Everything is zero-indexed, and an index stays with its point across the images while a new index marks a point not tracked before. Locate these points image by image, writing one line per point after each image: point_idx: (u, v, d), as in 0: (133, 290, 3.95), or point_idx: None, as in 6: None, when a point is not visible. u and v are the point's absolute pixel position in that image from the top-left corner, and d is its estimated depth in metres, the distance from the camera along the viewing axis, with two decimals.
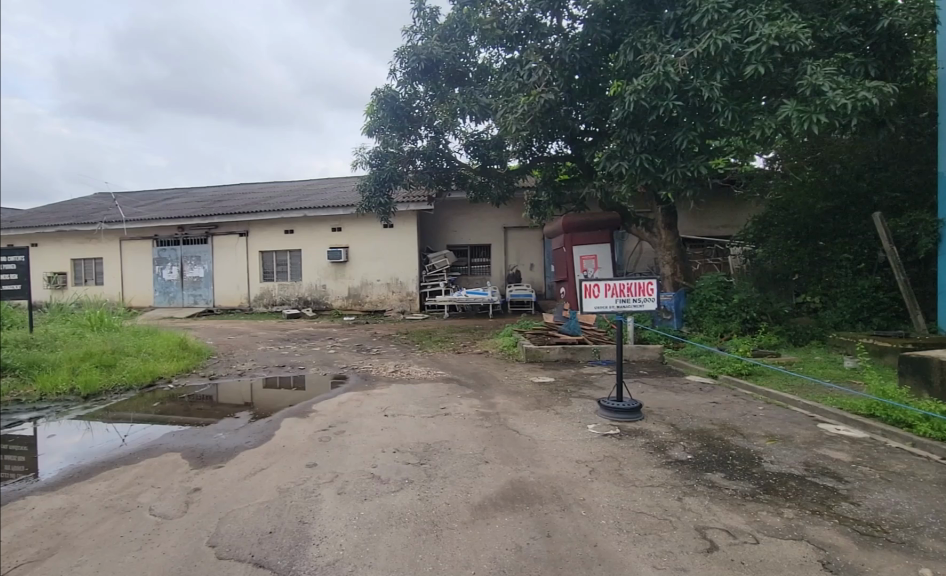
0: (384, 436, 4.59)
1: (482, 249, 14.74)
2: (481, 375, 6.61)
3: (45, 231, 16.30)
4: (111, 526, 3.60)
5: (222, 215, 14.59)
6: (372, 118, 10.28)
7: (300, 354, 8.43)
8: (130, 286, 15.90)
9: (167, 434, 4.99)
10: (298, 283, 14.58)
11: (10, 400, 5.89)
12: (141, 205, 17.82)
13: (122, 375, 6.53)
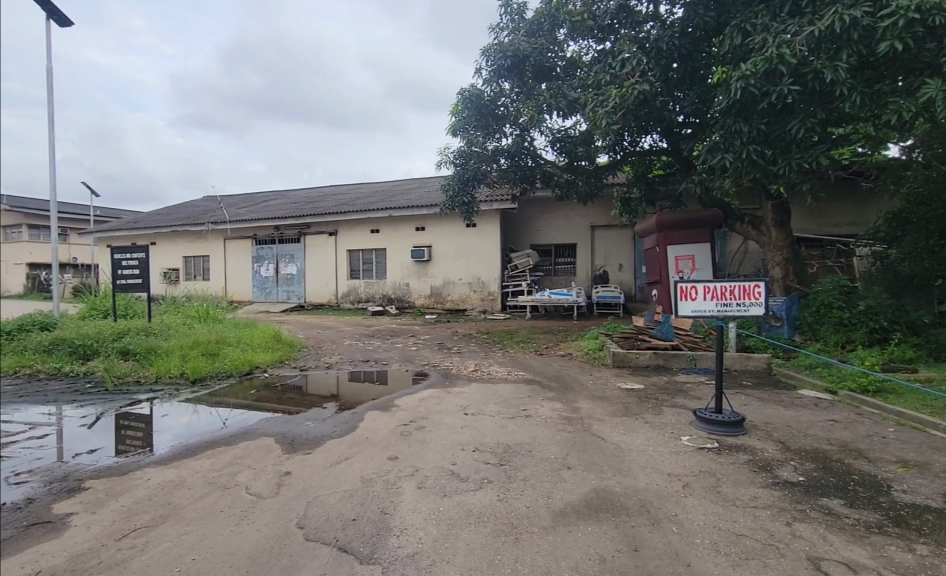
0: (465, 435, 4.63)
1: (566, 248, 14.54)
2: (565, 378, 6.49)
3: (162, 231, 18.16)
4: (213, 500, 3.91)
5: (314, 215, 15.49)
6: (457, 117, 10.42)
7: (384, 350, 8.72)
8: (232, 282, 17.29)
9: (262, 420, 5.35)
10: (383, 281, 15.14)
11: (132, 381, 6.60)
12: (242, 206, 19.36)
13: (224, 363, 7.11)
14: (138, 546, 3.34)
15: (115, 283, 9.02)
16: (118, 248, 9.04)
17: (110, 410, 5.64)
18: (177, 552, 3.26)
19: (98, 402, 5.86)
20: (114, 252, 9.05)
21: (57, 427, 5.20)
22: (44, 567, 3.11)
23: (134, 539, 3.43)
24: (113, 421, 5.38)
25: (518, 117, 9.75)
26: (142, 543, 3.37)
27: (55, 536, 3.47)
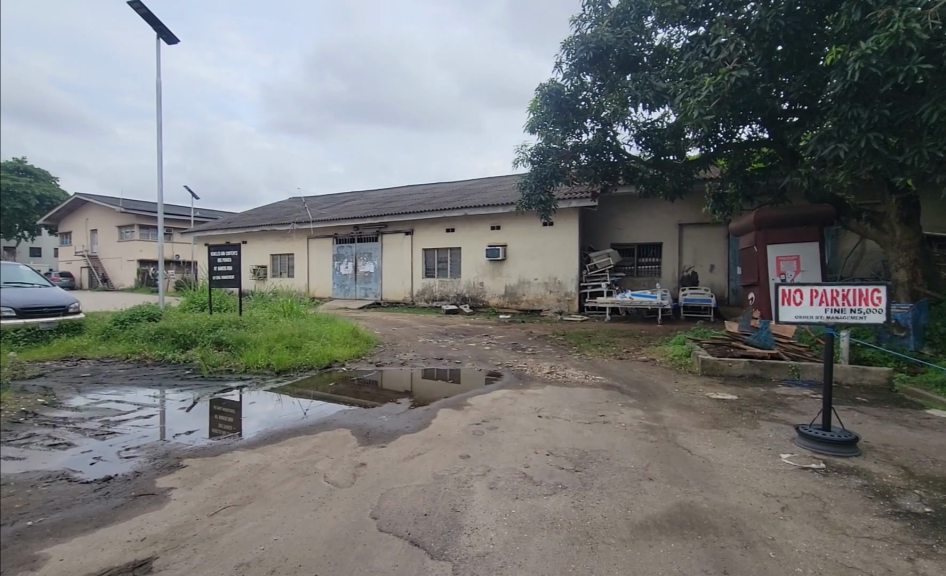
0: (539, 437, 4.56)
1: (651, 248, 14.03)
2: (646, 385, 6.23)
3: (252, 231, 19.49)
4: (294, 485, 4.12)
5: (391, 215, 15.97)
6: (536, 113, 10.24)
7: (458, 349, 8.81)
8: (314, 279, 18.23)
9: (340, 412, 5.57)
10: (457, 280, 15.34)
11: (225, 369, 7.12)
12: (325, 207, 20.35)
13: (306, 356, 7.49)
14: (227, 523, 3.59)
15: (212, 279, 9.78)
16: (214, 246, 9.78)
17: (205, 396, 6.12)
18: (262, 532, 3.47)
19: (195, 387, 6.41)
20: (211, 250, 9.82)
21: (161, 408, 5.75)
22: (148, 536, 3.43)
23: (223, 516, 3.69)
24: (207, 406, 5.83)
25: (600, 112, 9.44)
26: (231, 521, 3.62)
27: (157, 507, 3.81)
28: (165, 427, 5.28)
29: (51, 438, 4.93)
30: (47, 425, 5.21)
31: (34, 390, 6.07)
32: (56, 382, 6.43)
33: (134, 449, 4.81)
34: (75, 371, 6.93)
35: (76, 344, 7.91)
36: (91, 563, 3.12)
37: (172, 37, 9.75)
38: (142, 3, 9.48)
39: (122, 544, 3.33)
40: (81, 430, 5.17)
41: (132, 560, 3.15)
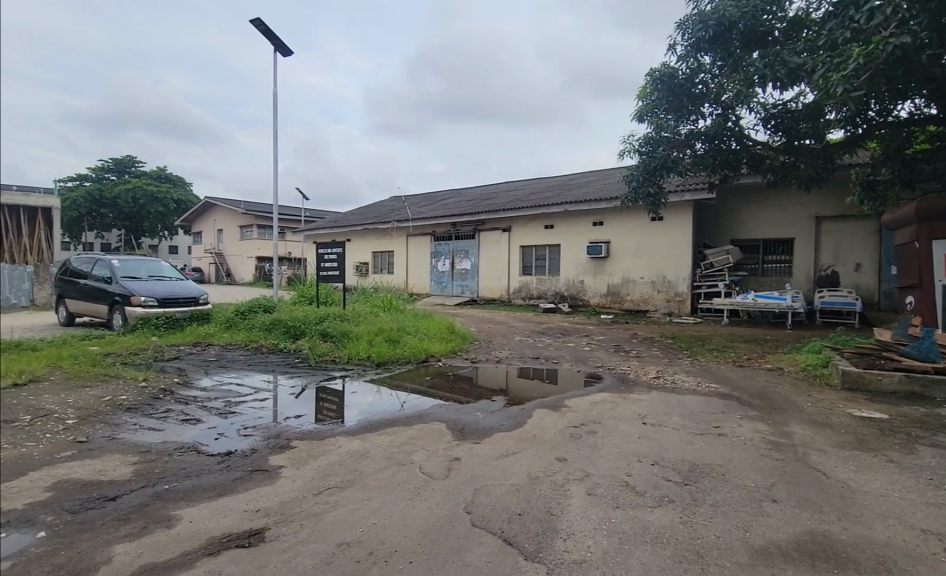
0: (643, 446, 4.33)
1: (779, 244, 12.90)
2: (771, 397, 5.71)
3: (356, 229, 20.66)
4: (391, 473, 4.27)
5: (489, 212, 16.13)
6: (645, 101, 9.81)
7: (555, 349, 8.67)
8: (412, 276, 18.91)
9: (435, 406, 5.69)
10: (555, 278, 15.15)
11: (330, 359, 7.59)
12: (424, 205, 21.04)
13: (405, 350, 7.77)
14: (330, 503, 3.80)
15: (320, 274, 10.47)
16: (322, 244, 10.45)
17: (312, 383, 6.55)
18: (361, 514, 3.63)
19: (303, 374, 6.91)
20: (320, 248, 10.53)
21: (274, 392, 6.25)
22: (261, 508, 3.75)
23: (327, 496, 3.92)
24: (314, 393, 6.23)
25: (719, 95, 8.83)
26: (334, 502, 3.83)
27: (269, 482, 4.14)
28: (278, 410, 5.71)
29: (184, 414, 5.58)
30: (181, 402, 5.92)
31: (171, 371, 6.92)
32: (188, 365, 7.24)
33: (251, 427, 5.26)
34: (204, 356, 7.74)
35: (206, 332, 8.86)
36: (214, 528, 3.47)
37: (287, 49, 10.57)
38: (263, 21, 10.38)
39: (239, 513, 3.67)
40: (208, 408, 5.77)
41: (247, 529, 3.46)
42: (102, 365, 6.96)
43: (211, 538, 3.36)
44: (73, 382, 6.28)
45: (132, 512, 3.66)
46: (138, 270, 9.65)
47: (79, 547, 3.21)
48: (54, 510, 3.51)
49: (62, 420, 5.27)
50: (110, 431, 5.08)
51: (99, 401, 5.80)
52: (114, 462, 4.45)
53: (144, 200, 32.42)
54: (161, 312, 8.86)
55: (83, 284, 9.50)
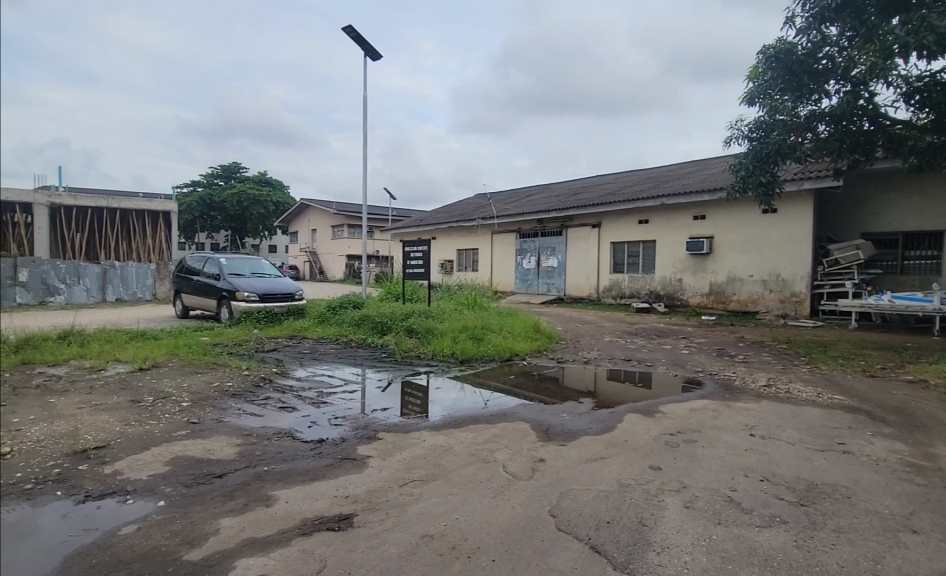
0: (750, 459, 3.99)
1: (922, 237, 11.49)
2: (909, 413, 5.05)
3: (441, 227, 21.18)
4: (475, 470, 4.27)
5: (577, 207, 15.83)
6: (756, 82, 9.08)
7: (650, 351, 8.29)
8: (497, 273, 18.97)
9: (519, 405, 5.63)
10: (650, 276, 14.53)
11: (416, 355, 7.78)
12: (509, 202, 21.09)
13: (488, 348, 7.78)
14: (414, 495, 3.88)
15: (407, 272, 10.77)
16: (409, 242, 10.74)
17: (397, 378, 6.73)
18: (445, 509, 3.66)
19: (389, 369, 7.13)
20: (406, 245, 10.85)
21: (363, 385, 6.49)
22: (350, 494, 3.89)
23: (412, 488, 3.99)
24: (400, 387, 6.40)
25: (848, 69, 7.89)
26: (418, 494, 3.89)
27: (357, 471, 4.29)
28: (365, 402, 5.91)
29: (281, 402, 5.94)
30: (278, 391, 6.31)
31: (270, 362, 7.41)
32: (285, 357, 7.71)
33: (340, 418, 5.49)
34: (298, 348, 8.21)
35: (301, 326, 9.42)
36: (308, 510, 3.66)
37: (376, 52, 10.94)
38: (354, 28, 10.83)
39: (329, 498, 3.83)
40: (302, 398, 6.10)
41: (337, 514, 3.60)
42: (212, 353, 7.64)
43: (305, 519, 3.54)
44: (187, 368, 6.97)
45: (235, 489, 3.95)
46: (242, 267, 10.45)
47: (191, 518, 3.54)
48: (172, 484, 3.98)
49: (178, 402, 5.83)
50: (218, 414, 5.54)
51: (209, 386, 6.35)
52: (221, 442, 4.84)
53: (248, 203, 35.30)
54: (261, 306, 9.55)
55: (196, 280, 10.48)
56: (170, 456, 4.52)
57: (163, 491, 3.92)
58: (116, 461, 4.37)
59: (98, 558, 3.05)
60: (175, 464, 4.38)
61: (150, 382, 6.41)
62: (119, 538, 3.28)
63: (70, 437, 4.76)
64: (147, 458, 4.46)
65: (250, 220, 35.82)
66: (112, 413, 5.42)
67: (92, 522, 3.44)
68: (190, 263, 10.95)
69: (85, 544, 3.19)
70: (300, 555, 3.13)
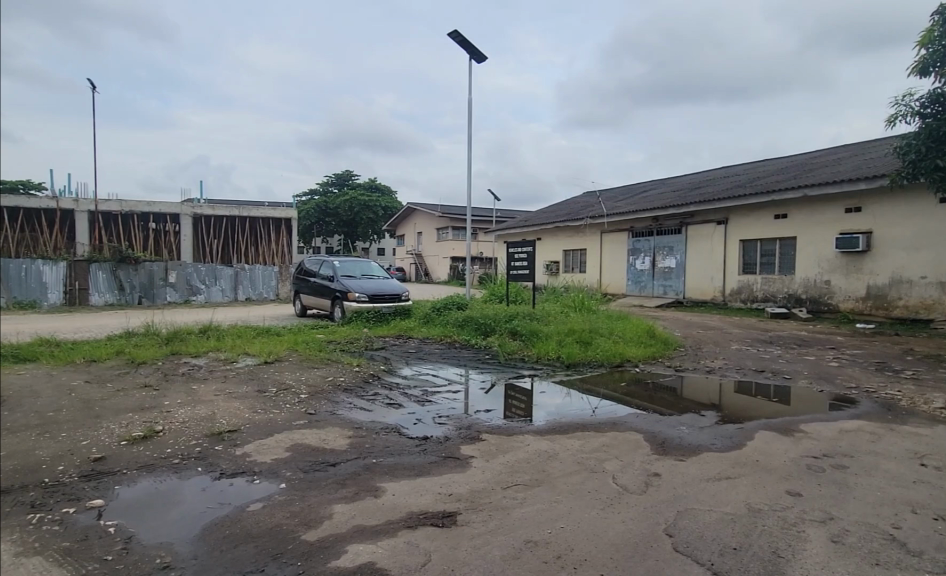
0: (918, 494, 3.43)
1: None
2: None
3: (547, 227, 21.16)
4: (582, 479, 4.10)
5: (700, 203, 14.89)
6: (930, 48, 7.77)
7: (788, 362, 7.50)
8: (607, 274, 18.51)
9: (630, 415, 5.34)
10: (789, 277, 13.20)
11: (519, 357, 7.73)
12: (620, 200, 20.39)
13: (596, 353, 7.52)
14: (518, 499, 3.80)
15: (512, 273, 10.76)
16: (514, 243, 10.71)
17: (500, 380, 6.71)
18: (549, 516, 3.54)
19: (493, 370, 7.15)
20: (511, 246, 10.85)
21: (466, 386, 6.55)
22: (454, 493, 3.91)
23: (516, 491, 3.92)
24: (503, 389, 6.37)
25: None
26: (521, 498, 3.82)
27: (461, 470, 4.31)
28: (468, 403, 5.95)
29: (388, 399, 6.18)
30: (386, 387, 6.58)
31: (378, 359, 7.76)
32: (391, 355, 8.05)
33: (444, 417, 5.58)
34: (405, 348, 8.51)
35: (407, 326, 9.78)
36: (414, 504, 3.72)
37: (481, 55, 11.08)
38: (458, 32, 11.02)
39: (434, 494, 3.88)
40: (408, 395, 6.29)
41: (441, 511, 3.64)
42: (326, 350, 8.18)
43: (410, 513, 3.61)
44: (305, 363, 7.50)
45: (347, 479, 4.14)
46: (354, 269, 11.09)
47: (308, 501, 3.76)
48: (292, 469, 4.26)
49: (298, 394, 6.28)
50: (331, 407, 5.88)
51: (325, 381, 6.79)
52: (334, 433, 5.12)
53: (359, 208, 37.62)
54: (371, 306, 10.08)
55: (313, 281, 11.31)
56: (290, 442, 4.86)
57: (284, 474, 4.22)
58: (245, 443, 4.80)
59: (230, 530, 3.36)
60: (295, 450, 4.70)
61: (274, 374, 6.99)
62: (247, 514, 3.57)
63: (209, 420, 5.32)
64: (271, 443, 4.84)
65: (360, 225, 38.14)
66: (243, 401, 5.98)
67: (224, 497, 3.81)
68: (308, 266, 11.82)
69: (218, 516, 3.54)
70: (405, 546, 3.19)
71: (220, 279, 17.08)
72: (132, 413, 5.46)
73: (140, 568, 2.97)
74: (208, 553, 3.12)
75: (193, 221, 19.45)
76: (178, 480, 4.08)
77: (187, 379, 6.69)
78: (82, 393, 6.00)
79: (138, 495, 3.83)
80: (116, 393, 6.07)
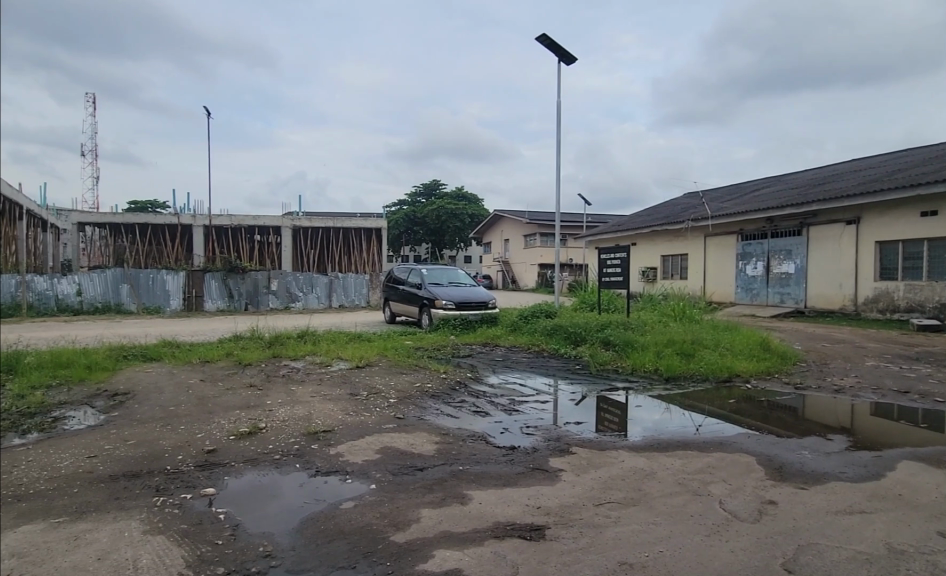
0: None
1: None
2: None
3: (644, 232, 20.61)
4: (684, 502, 3.79)
5: (821, 202, 13.51)
6: None
7: (937, 382, 6.55)
8: (713, 281, 17.64)
9: (740, 435, 4.91)
10: (941, 283, 11.56)
11: (612, 369, 7.42)
12: (727, 200, 19.15)
13: (700, 366, 7.07)
14: (612, 517, 3.59)
15: (604, 281, 10.44)
16: (607, 249, 10.37)
17: (592, 392, 6.47)
18: (646, 538, 3.31)
19: (584, 382, 6.91)
20: (603, 253, 10.52)
21: (555, 396, 6.37)
22: (543, 506, 3.78)
23: (609, 509, 3.71)
24: (595, 402, 6.13)
25: None
26: (615, 517, 3.60)
27: (550, 483, 4.16)
28: (557, 414, 5.79)
29: (475, 407, 6.16)
30: (473, 395, 6.58)
31: (465, 367, 7.81)
32: (478, 362, 8.07)
33: (532, 427, 5.46)
34: (491, 356, 8.49)
35: (494, 333, 9.76)
36: (501, 514, 3.64)
37: (570, 57, 10.90)
38: (546, 35, 10.91)
39: (522, 506, 3.77)
40: (495, 404, 6.24)
41: (529, 523, 3.52)
42: (414, 356, 8.36)
43: (497, 522, 3.53)
44: (394, 368, 7.71)
45: (434, 484, 4.15)
46: (441, 277, 11.30)
47: (397, 503, 3.80)
48: (382, 471, 4.34)
49: (387, 398, 6.45)
50: (419, 413, 5.97)
51: (413, 386, 6.92)
52: (422, 438, 5.18)
53: (447, 216, 38.55)
54: (457, 313, 10.21)
55: (402, 288, 11.65)
56: (379, 445, 4.97)
57: (375, 475, 4.31)
58: (338, 444, 4.97)
59: (325, 526, 3.46)
60: (384, 452, 4.80)
61: (365, 379, 7.24)
62: (340, 511, 3.67)
63: (306, 420, 5.60)
64: (362, 445, 4.98)
65: (447, 233, 39.03)
66: (336, 403, 6.23)
67: (320, 494, 3.95)
68: (397, 274, 12.20)
69: (315, 512, 3.67)
70: (493, 557, 3.12)
71: (316, 287, 18.11)
72: (239, 410, 5.89)
73: (245, 554, 3.13)
74: (305, 545, 3.23)
75: (293, 233, 20.88)
76: (278, 474, 4.30)
77: (286, 381, 7.11)
78: (198, 390, 6.59)
79: (244, 485, 4.08)
80: (226, 391, 6.59)
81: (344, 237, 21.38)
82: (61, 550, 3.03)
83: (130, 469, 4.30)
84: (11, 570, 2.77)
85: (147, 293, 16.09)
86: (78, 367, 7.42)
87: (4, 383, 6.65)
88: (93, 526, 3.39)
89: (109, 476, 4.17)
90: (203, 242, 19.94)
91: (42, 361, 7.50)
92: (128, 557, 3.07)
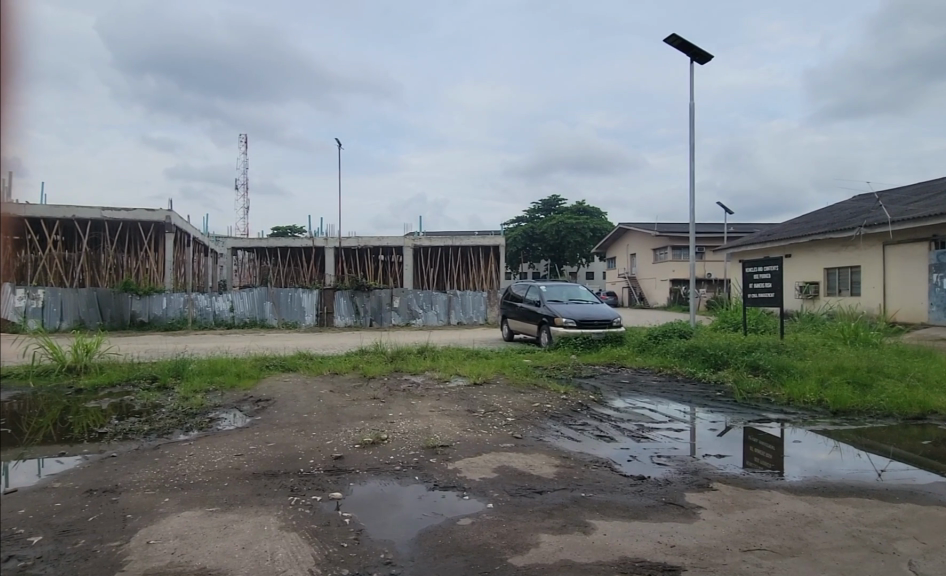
0: None
1: None
2: None
3: (801, 242, 18.63)
4: (860, 558, 3.18)
5: None
6: None
7: None
8: (895, 297, 15.33)
9: (939, 486, 4.07)
10: None
11: (763, 398, 6.62)
12: (908, 202, 16.51)
13: (880, 400, 6.07)
14: (765, 567, 3.11)
15: (751, 298, 9.52)
16: (752, 261, 9.45)
17: (737, 423, 5.81)
18: None
19: (726, 411, 6.23)
20: (747, 266, 9.62)
21: (692, 426, 5.81)
22: (677, 545, 3.40)
23: (760, 558, 3.22)
24: (740, 434, 5.48)
25: None
26: (769, 567, 3.12)
27: (687, 521, 3.74)
28: (694, 444, 5.28)
29: (599, 430, 5.84)
30: (596, 418, 6.26)
31: (587, 388, 7.49)
32: (602, 384, 7.71)
33: (665, 457, 5.02)
34: (617, 377, 8.09)
35: (619, 354, 9.30)
36: (629, 549, 3.33)
37: (704, 55, 10.21)
38: (677, 36, 10.39)
39: (653, 542, 3.43)
40: (621, 429, 5.86)
41: (663, 562, 3.18)
42: (533, 375, 8.22)
43: (624, 557, 3.24)
44: (512, 386, 7.62)
45: (554, 509, 3.94)
46: (560, 294, 11.07)
47: (515, 525, 3.66)
48: (500, 491, 4.22)
49: (505, 416, 6.37)
50: (539, 433, 5.80)
51: (531, 406, 6.75)
52: (541, 460, 4.99)
53: (566, 231, 38.17)
54: (579, 332, 9.87)
55: (520, 305, 11.62)
56: (497, 464, 4.88)
57: (492, 494, 4.21)
58: (456, 459, 4.98)
59: (442, 540, 3.43)
60: (503, 472, 4.70)
61: (483, 396, 7.24)
62: (457, 527, 3.62)
63: (425, 434, 5.69)
64: (481, 462, 4.93)
65: (567, 249, 38.61)
66: (454, 419, 6.28)
67: (439, 508, 3.94)
68: (516, 291, 12.21)
69: (433, 525, 3.66)
70: None
71: (435, 304, 18.76)
72: (364, 420, 6.18)
73: (367, 558, 3.20)
74: (424, 557, 3.22)
75: (415, 252, 21.95)
76: (399, 484, 4.39)
77: (407, 395, 7.34)
78: (328, 399, 7.06)
79: (367, 492, 4.22)
80: (352, 401, 6.98)
81: (463, 255, 22.00)
82: (212, 539, 3.35)
83: (269, 469, 4.66)
84: (170, 557, 3.12)
85: (286, 310, 17.81)
86: (230, 374, 8.37)
87: (174, 388, 7.78)
88: (239, 518, 3.69)
89: (252, 473, 4.55)
90: (334, 263, 21.75)
91: (203, 369, 8.62)
92: (266, 549, 3.28)
